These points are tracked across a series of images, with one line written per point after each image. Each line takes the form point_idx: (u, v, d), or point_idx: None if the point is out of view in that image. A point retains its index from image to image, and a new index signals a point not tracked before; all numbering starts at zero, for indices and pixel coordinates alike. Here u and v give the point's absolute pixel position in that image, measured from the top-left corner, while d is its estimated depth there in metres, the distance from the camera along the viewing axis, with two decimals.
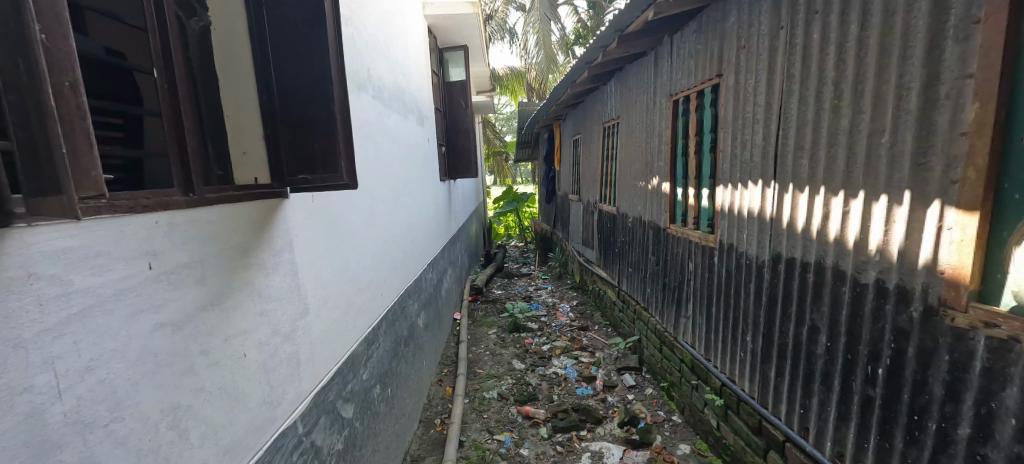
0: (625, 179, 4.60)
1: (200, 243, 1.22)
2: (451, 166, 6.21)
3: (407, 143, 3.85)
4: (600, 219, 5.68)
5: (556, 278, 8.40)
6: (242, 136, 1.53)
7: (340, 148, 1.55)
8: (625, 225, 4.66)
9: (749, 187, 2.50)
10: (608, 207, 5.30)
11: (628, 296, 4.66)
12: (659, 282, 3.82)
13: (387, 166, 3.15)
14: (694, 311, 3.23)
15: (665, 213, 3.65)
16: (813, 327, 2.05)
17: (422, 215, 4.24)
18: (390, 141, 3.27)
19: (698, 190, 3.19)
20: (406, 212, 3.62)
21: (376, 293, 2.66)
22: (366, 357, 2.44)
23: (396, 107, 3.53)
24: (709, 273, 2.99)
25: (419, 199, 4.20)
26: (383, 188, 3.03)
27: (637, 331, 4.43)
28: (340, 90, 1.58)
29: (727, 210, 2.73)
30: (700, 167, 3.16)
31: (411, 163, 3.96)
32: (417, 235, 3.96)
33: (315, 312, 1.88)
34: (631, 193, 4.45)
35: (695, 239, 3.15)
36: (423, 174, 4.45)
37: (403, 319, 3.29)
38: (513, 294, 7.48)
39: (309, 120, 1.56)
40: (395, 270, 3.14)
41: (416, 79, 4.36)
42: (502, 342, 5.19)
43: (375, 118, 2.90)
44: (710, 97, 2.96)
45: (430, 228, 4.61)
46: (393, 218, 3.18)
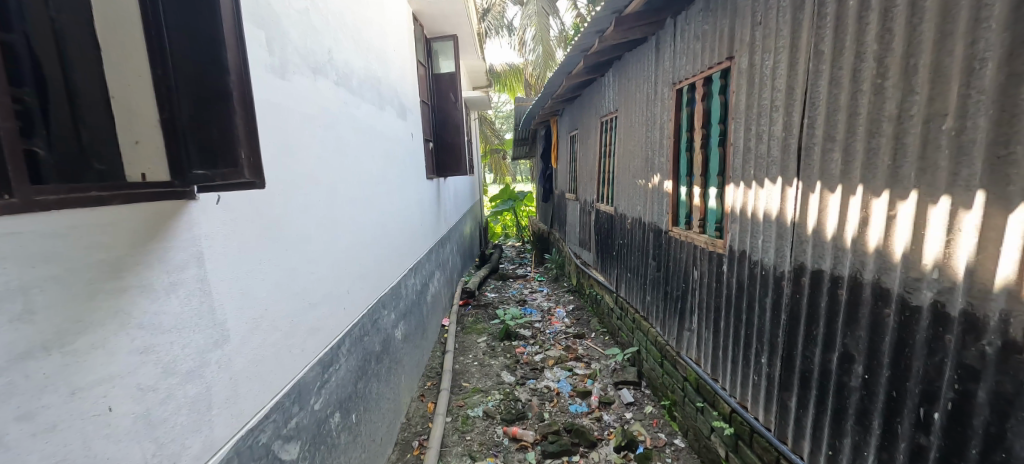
0: (624, 178, 4.24)
1: (18, 265, 0.90)
2: (442, 161, 5.83)
3: (384, 138, 3.51)
4: (598, 219, 5.32)
5: (552, 280, 8.05)
6: (133, 121, 1.18)
7: (238, 131, 1.21)
8: (623, 226, 4.31)
9: (765, 185, 2.15)
10: (605, 207, 4.95)
11: (626, 303, 4.32)
12: (660, 290, 3.48)
13: (356, 162, 2.81)
14: (699, 324, 2.88)
15: (667, 214, 3.31)
16: (845, 354, 1.71)
17: (403, 217, 3.90)
18: (360, 136, 2.92)
19: (704, 189, 2.84)
20: (381, 213, 3.27)
21: (335, 307, 2.32)
22: (320, 382, 2.10)
23: (370, 96, 3.19)
24: (717, 283, 2.65)
25: (400, 198, 3.86)
26: (351, 187, 2.69)
27: (636, 341, 4.10)
28: (240, 61, 1.23)
29: (739, 212, 2.39)
30: (707, 162, 2.81)
31: (390, 160, 3.62)
32: (396, 238, 3.63)
33: (243, 338, 1.54)
34: (630, 193, 4.10)
35: (700, 244, 2.81)
36: (404, 172, 4.11)
37: (375, 332, 2.94)
38: (506, 297, 7.13)
39: (201, 101, 1.20)
40: (364, 277, 2.79)
41: (397, 68, 4.01)
42: (491, 351, 4.84)
43: (338, 106, 2.55)
44: (719, 83, 2.60)
45: (413, 230, 4.26)
46: (362, 220, 2.84)
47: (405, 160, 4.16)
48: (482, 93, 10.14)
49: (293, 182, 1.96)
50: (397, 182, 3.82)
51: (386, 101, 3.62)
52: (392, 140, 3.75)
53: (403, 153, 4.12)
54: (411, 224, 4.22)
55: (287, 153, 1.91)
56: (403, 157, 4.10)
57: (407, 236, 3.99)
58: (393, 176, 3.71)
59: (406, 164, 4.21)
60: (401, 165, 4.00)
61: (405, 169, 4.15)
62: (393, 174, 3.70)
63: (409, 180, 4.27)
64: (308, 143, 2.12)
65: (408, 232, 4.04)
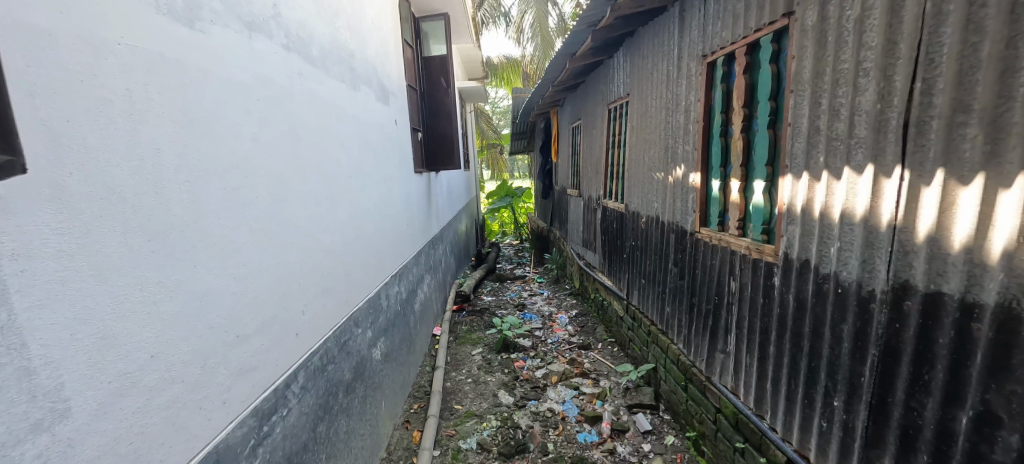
0: (638, 171, 3.70)
1: None
2: (433, 154, 5.25)
3: (359, 124, 2.96)
4: (605, 218, 4.79)
5: (553, 282, 7.53)
6: None
7: None
8: (637, 226, 3.79)
9: (842, 176, 1.63)
10: (614, 204, 4.42)
11: (640, 313, 3.81)
12: (684, 302, 2.96)
13: (318, 150, 2.27)
14: (737, 347, 2.37)
15: (694, 212, 2.78)
16: (987, 416, 1.24)
17: (383, 216, 3.36)
18: (325, 118, 2.38)
19: (745, 183, 2.31)
20: (354, 212, 2.73)
21: (283, 335, 1.79)
22: (258, 440, 1.58)
23: (340, 71, 2.64)
24: (764, 300, 2.12)
25: (380, 193, 3.32)
26: (311, 181, 2.15)
27: (651, 357, 3.59)
28: None
29: (799, 211, 1.86)
30: (749, 150, 2.27)
31: (367, 150, 3.08)
32: (375, 241, 3.09)
33: (111, 403, 1.03)
34: (645, 188, 3.57)
35: (741, 249, 2.28)
36: (386, 164, 3.56)
37: (344, 356, 2.40)
38: (503, 301, 6.59)
39: None
40: (327, 292, 2.25)
41: (375, 43, 3.44)
42: (487, 365, 4.32)
43: (290, 78, 2.00)
44: (769, 50, 2.05)
45: (397, 231, 3.71)
46: (326, 220, 2.30)
47: (387, 151, 3.62)
48: (478, 84, 9.57)
49: (212, 173, 1.43)
50: (376, 175, 3.27)
51: (362, 81, 3.07)
52: (370, 127, 3.21)
53: (385, 142, 3.58)
54: (395, 224, 3.68)
55: (199, 132, 1.37)
56: (384, 147, 3.55)
57: (389, 239, 3.45)
58: (372, 169, 3.17)
59: (389, 155, 3.67)
60: (382, 157, 3.46)
61: (387, 162, 3.61)
62: (371, 166, 3.16)
63: (393, 174, 3.73)
64: (238, 121, 1.59)
65: (390, 234, 3.50)
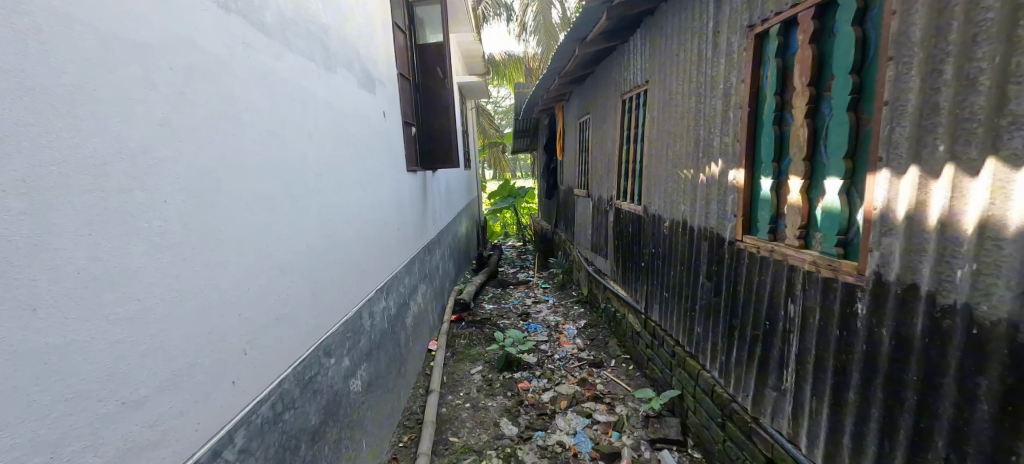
0: (660, 168, 3.22)
1: None
2: (429, 151, 4.78)
3: (339, 113, 2.51)
4: (618, 221, 4.32)
5: (557, 288, 7.05)
6: None
7: None
8: (657, 231, 3.32)
9: (980, 173, 1.19)
10: (629, 206, 3.95)
11: (661, 330, 3.34)
12: (720, 323, 2.48)
13: (277, 140, 1.82)
14: (797, 387, 1.89)
15: (735, 217, 2.30)
16: None
17: (368, 220, 2.91)
18: (288, 102, 1.93)
19: (809, 181, 1.83)
20: (329, 218, 2.28)
21: (211, 388, 1.34)
22: None
23: (308, 47, 2.18)
24: (841, 333, 1.65)
25: (364, 194, 2.86)
26: (264, 179, 1.70)
27: (675, 382, 3.12)
28: None
29: (897, 218, 1.40)
30: (816, 141, 1.80)
31: (348, 144, 2.63)
32: (356, 251, 2.63)
33: None
34: (669, 188, 3.09)
35: (805, 264, 1.82)
36: (373, 161, 3.11)
37: (309, 397, 1.94)
38: (505, 310, 6.11)
39: None
40: (286, 319, 1.79)
41: (357, 21, 2.97)
42: (488, 386, 3.85)
43: (231, 46, 1.55)
44: (848, 9, 1.57)
45: (385, 238, 3.25)
46: (288, 230, 1.85)
47: (374, 147, 3.16)
48: (479, 78, 9.09)
49: (82, 169, 0.99)
50: (360, 173, 2.82)
51: (342, 63, 2.61)
52: (354, 117, 2.76)
53: (372, 136, 3.13)
54: (383, 229, 3.22)
55: (48, 109, 0.93)
56: (371, 142, 3.10)
57: (375, 247, 3.00)
58: (354, 166, 2.72)
59: (377, 151, 3.22)
60: (367, 153, 3.01)
61: (374, 158, 3.15)
62: (353, 163, 2.71)
63: (381, 173, 3.27)
64: (135, 96, 1.13)
65: (376, 242, 3.04)
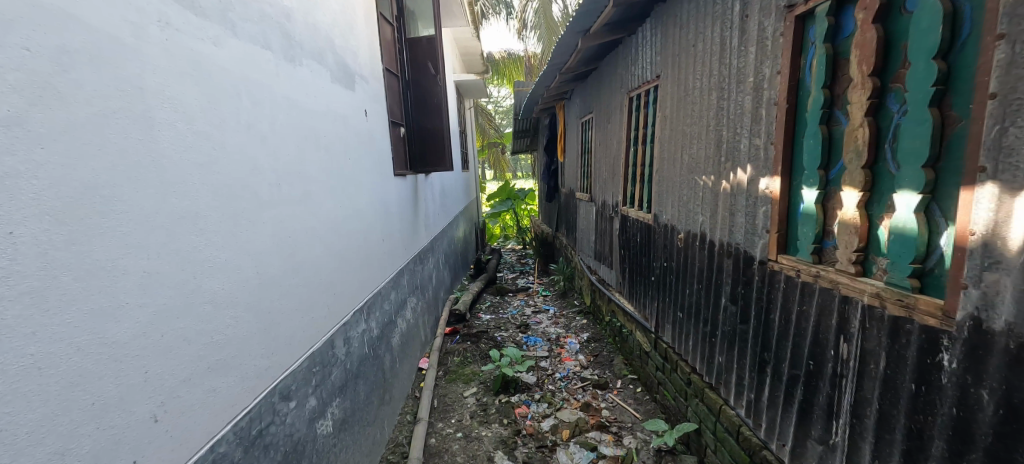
0: (673, 173, 2.86)
1: None
2: (420, 153, 4.44)
3: (308, 111, 2.17)
4: (623, 229, 3.97)
5: (558, 296, 6.70)
6: None
7: None
8: (669, 243, 2.97)
9: None
10: (635, 213, 3.59)
11: (674, 353, 2.99)
12: (748, 355, 2.12)
13: (217, 145, 1.48)
14: (851, 446, 1.55)
15: (768, 233, 1.96)
16: None
17: (345, 233, 2.56)
18: (233, 97, 1.59)
19: (869, 194, 1.49)
20: (290, 234, 1.93)
21: None
22: None
23: (264, 33, 1.84)
24: (917, 388, 1.32)
25: (339, 203, 2.52)
26: (193, 193, 1.36)
27: (692, 414, 2.76)
28: None
29: (1005, 244, 1.08)
30: (879, 144, 1.45)
31: (320, 147, 2.29)
32: (328, 270, 2.29)
33: None
34: (684, 195, 2.74)
35: (865, 295, 1.48)
36: (352, 165, 2.77)
37: (257, 457, 1.59)
38: (504, 320, 5.75)
39: None
40: (226, 366, 1.45)
41: (332, 8, 2.63)
42: (482, 411, 3.51)
43: (138, 24, 1.21)
44: None
45: (366, 251, 2.91)
46: (232, 254, 1.52)
47: (354, 150, 2.82)
48: (478, 76, 8.76)
49: None
50: (335, 180, 2.48)
51: (310, 54, 2.26)
52: (327, 117, 2.41)
53: (351, 137, 2.78)
54: (364, 241, 2.88)
55: None
56: (350, 144, 2.76)
57: (353, 263, 2.66)
58: (328, 172, 2.38)
59: (357, 154, 2.87)
60: (345, 157, 2.67)
61: (354, 162, 2.81)
62: (326, 169, 2.36)
63: (362, 179, 2.92)
64: None
65: (355, 256, 2.70)
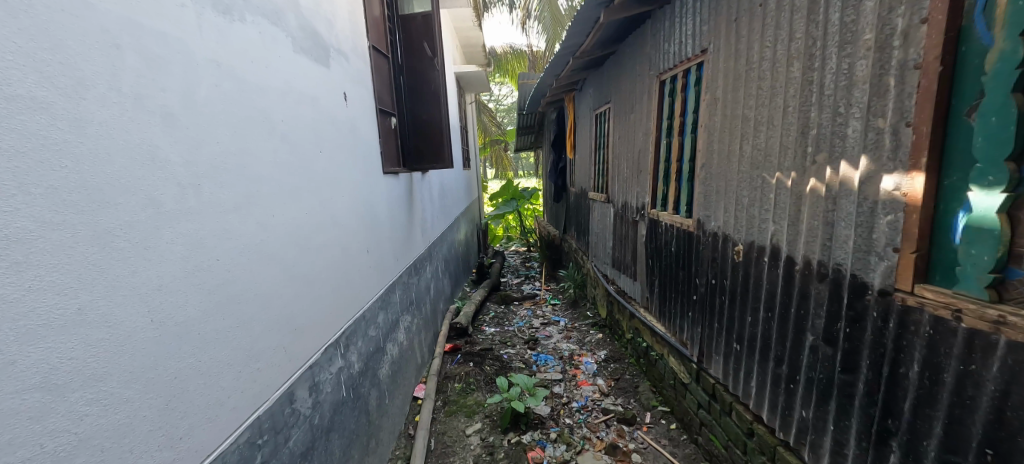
0: (726, 170, 2.29)
1: None
2: (414, 149, 3.86)
3: (254, 86, 1.60)
4: (650, 235, 3.38)
5: (569, 305, 6.12)
6: None
7: None
8: (719, 256, 2.39)
9: None
10: (668, 217, 3.01)
11: (725, 392, 2.42)
12: (857, 419, 1.56)
13: (65, 125, 0.92)
14: None
15: (898, 253, 1.38)
16: None
17: (315, 247, 2.00)
18: (106, 50, 1.03)
19: None
20: (223, 257, 1.37)
21: None
22: None
23: None
24: None
25: (306, 207, 1.95)
26: (1, 203, 0.81)
27: None
28: None
29: None
30: None
31: (275, 135, 1.72)
32: (288, 297, 1.73)
33: None
34: (744, 197, 2.15)
35: None
36: (326, 160, 2.20)
37: None
38: (510, 334, 5.18)
39: None
40: None
41: None
42: (489, 455, 2.95)
43: None
44: None
45: (346, 267, 2.34)
46: (99, 296, 0.96)
47: (329, 141, 2.25)
48: (479, 67, 8.18)
49: None
50: (301, 178, 1.91)
51: (260, 10, 1.68)
52: (287, 96, 1.84)
53: (325, 125, 2.21)
54: (342, 254, 2.31)
55: None
56: (323, 134, 2.19)
57: (328, 283, 2.09)
58: (288, 168, 1.82)
59: (333, 146, 2.30)
60: (316, 149, 2.10)
61: (329, 157, 2.24)
62: (284, 165, 1.79)
63: (341, 177, 2.35)
64: None
65: (330, 275, 2.13)
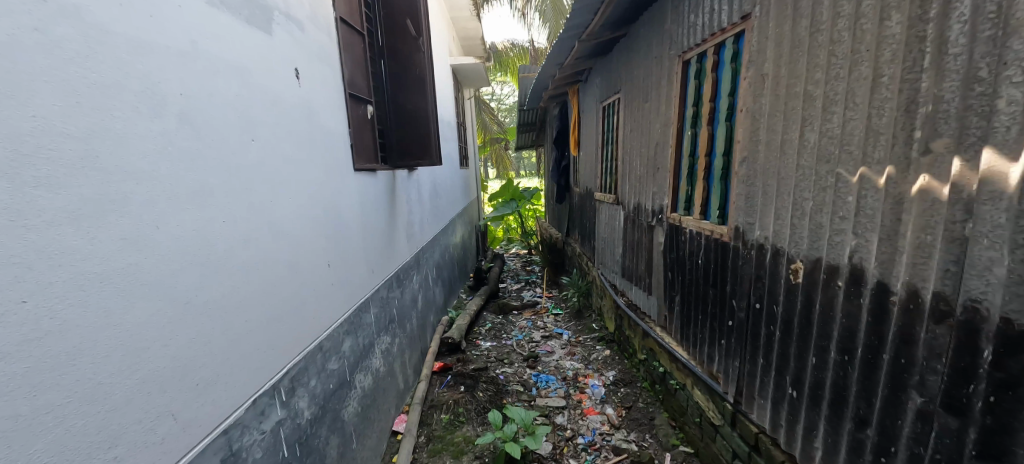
0: (779, 165, 1.79)
1: None
2: (397, 142, 3.36)
3: (127, 38, 1.10)
4: (670, 243, 2.86)
5: (572, 315, 5.59)
6: None
7: None
8: (767, 275, 1.88)
9: None
10: (694, 223, 2.50)
11: (774, 447, 1.91)
12: None
13: None
14: None
15: None
16: None
17: (244, 266, 1.51)
18: None
19: None
20: (47, 298, 0.90)
21: None
22: None
23: None
24: None
25: (233, 214, 1.47)
26: None
27: None
28: None
29: None
30: None
31: (175, 113, 1.24)
32: (190, 339, 1.24)
33: None
34: (807, 200, 1.65)
35: None
36: (270, 152, 1.71)
37: None
38: (507, 349, 4.67)
39: None
40: None
41: None
42: None
43: None
44: None
45: (296, 288, 1.84)
46: None
47: (275, 127, 1.75)
48: (478, 59, 7.67)
49: None
50: (223, 173, 1.43)
51: None
52: (200, 63, 1.35)
53: (269, 106, 1.72)
54: (292, 271, 1.82)
55: None
56: (267, 118, 1.70)
57: (265, 312, 1.61)
58: (200, 161, 1.33)
59: (282, 135, 1.81)
60: (253, 137, 1.61)
61: (275, 148, 1.75)
62: (192, 155, 1.30)
63: (290, 173, 1.85)
64: None
65: (268, 301, 1.64)
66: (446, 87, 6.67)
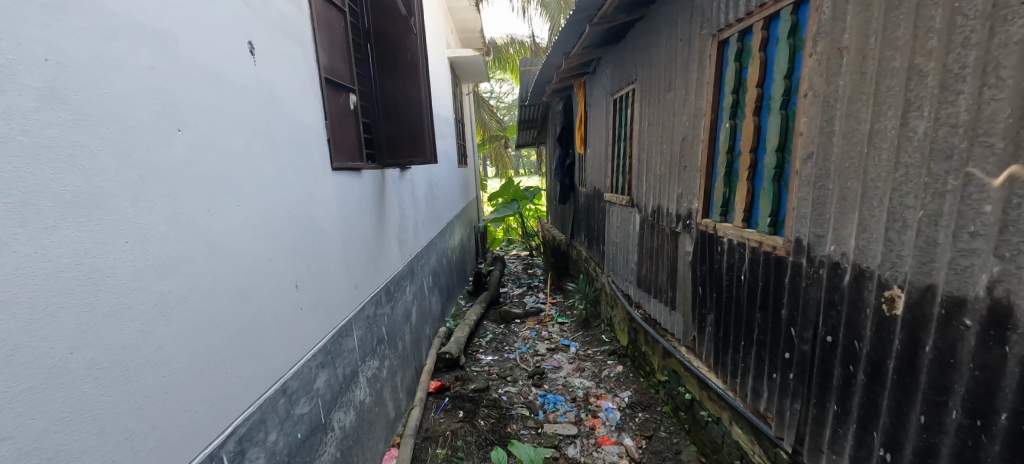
0: (864, 162, 1.40)
1: None
2: (386, 138, 2.96)
3: None
4: (701, 254, 2.47)
5: (579, 325, 5.20)
6: None
7: None
8: (845, 301, 1.50)
9: None
10: (734, 232, 2.11)
11: None
12: None
13: None
14: None
15: None
16: None
17: (174, 300, 1.13)
18: None
19: None
20: None
21: None
22: None
23: None
24: None
25: (157, 231, 1.09)
26: None
27: None
28: None
29: None
30: None
31: (45, 90, 0.87)
32: (69, 413, 0.88)
33: None
34: (912, 206, 1.27)
35: None
36: (214, 149, 1.33)
37: None
38: (510, 365, 4.28)
39: None
40: None
41: None
42: None
43: None
44: None
45: (251, 320, 1.45)
46: None
47: (218, 115, 1.36)
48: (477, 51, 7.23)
49: None
50: (139, 177, 1.05)
51: None
52: (93, 20, 0.97)
53: (213, 90, 1.34)
54: (247, 298, 1.44)
55: None
56: (208, 104, 1.32)
57: (206, 357, 1.23)
58: (94, 158, 0.95)
59: (231, 127, 1.42)
60: (186, 129, 1.23)
61: (220, 142, 1.37)
62: (75, 148, 0.92)
63: (241, 174, 1.45)
64: None
65: (211, 342, 1.26)
66: (443, 81, 6.23)
